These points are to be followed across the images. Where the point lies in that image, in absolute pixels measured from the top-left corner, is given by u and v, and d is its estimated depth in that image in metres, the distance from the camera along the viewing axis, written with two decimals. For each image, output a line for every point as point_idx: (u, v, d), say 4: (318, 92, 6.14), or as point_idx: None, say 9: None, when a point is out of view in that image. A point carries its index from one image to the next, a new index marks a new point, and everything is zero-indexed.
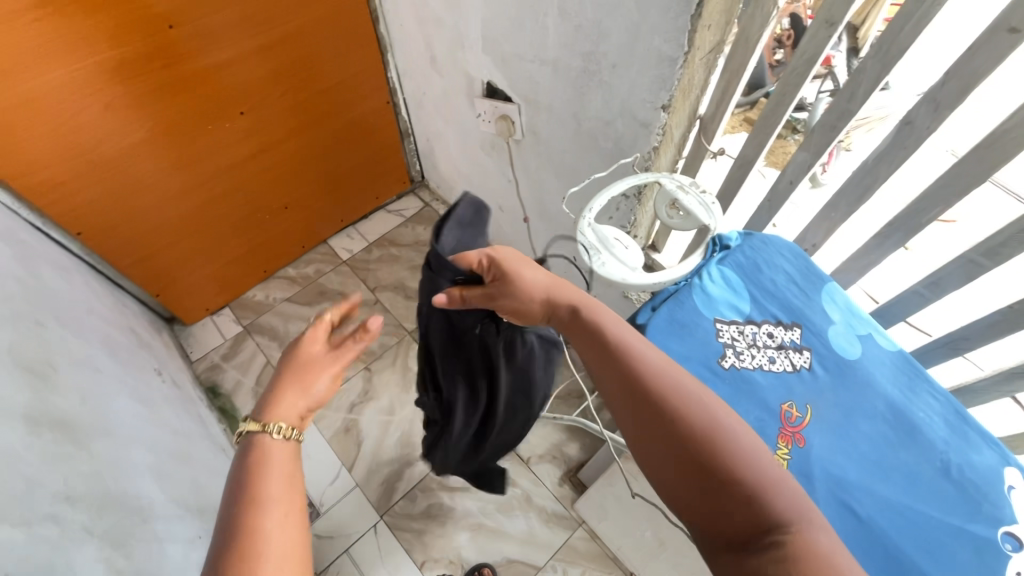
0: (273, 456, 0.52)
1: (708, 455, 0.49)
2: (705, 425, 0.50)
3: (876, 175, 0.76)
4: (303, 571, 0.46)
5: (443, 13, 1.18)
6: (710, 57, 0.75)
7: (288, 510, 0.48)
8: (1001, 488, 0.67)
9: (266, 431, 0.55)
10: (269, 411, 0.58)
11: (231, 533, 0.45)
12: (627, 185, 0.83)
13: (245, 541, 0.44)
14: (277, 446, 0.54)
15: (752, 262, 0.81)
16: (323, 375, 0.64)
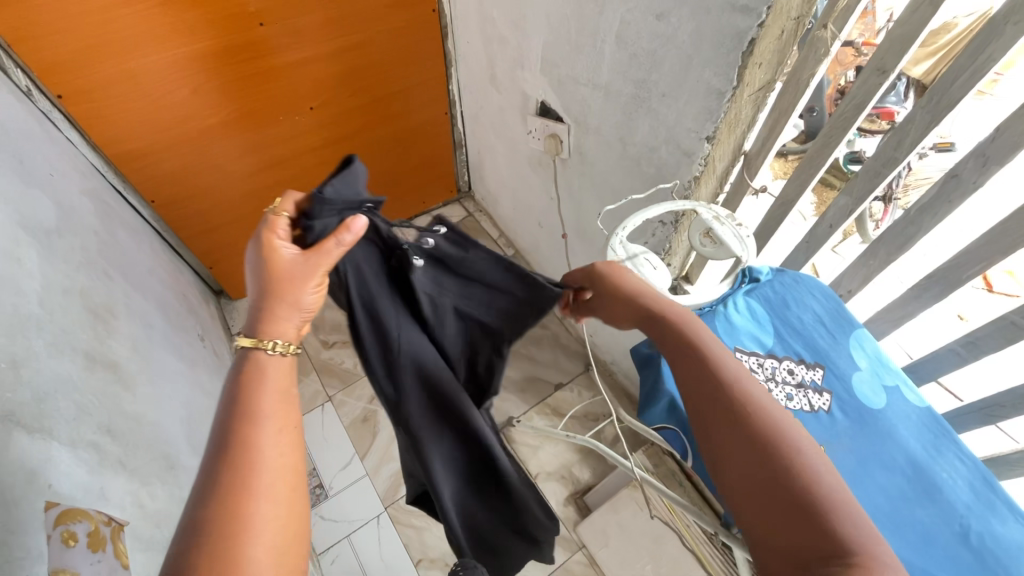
0: (266, 372, 0.55)
1: (775, 461, 0.46)
2: (774, 432, 0.48)
3: (918, 226, 0.76)
4: (295, 480, 0.49)
5: (508, 33, 1.25)
6: (759, 95, 0.77)
7: (281, 426, 0.51)
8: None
9: (261, 346, 0.56)
10: (265, 326, 0.57)
11: (229, 441, 0.48)
12: (664, 209, 0.85)
13: (240, 449, 0.47)
14: (272, 361, 0.55)
15: (781, 298, 0.81)
16: (308, 285, 0.59)
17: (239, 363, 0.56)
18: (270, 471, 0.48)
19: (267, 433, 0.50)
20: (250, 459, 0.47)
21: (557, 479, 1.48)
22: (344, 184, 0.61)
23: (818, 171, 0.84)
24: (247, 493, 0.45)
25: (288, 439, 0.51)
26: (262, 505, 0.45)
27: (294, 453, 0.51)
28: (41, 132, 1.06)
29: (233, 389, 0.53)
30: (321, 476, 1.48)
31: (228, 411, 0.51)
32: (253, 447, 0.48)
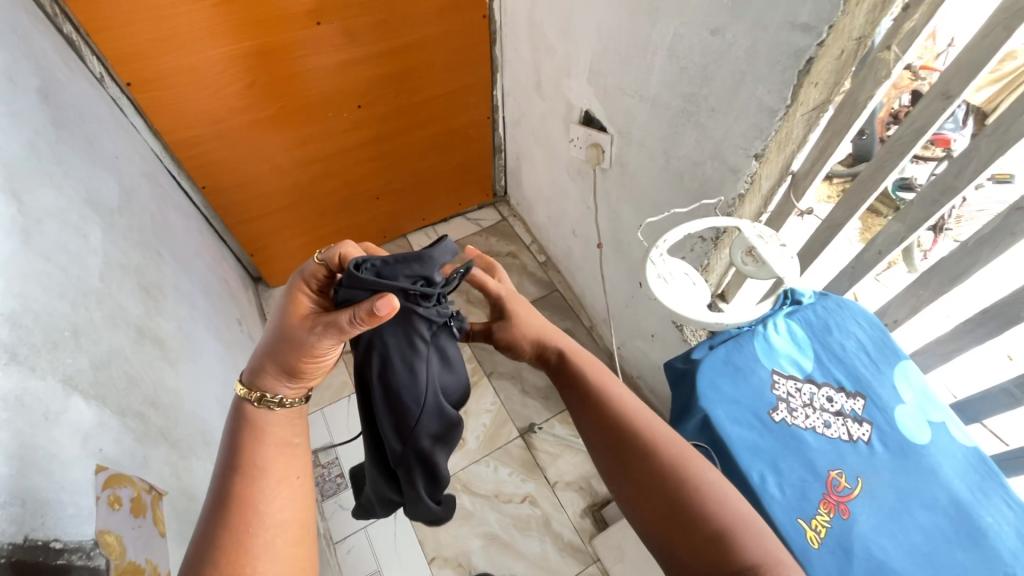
0: (260, 433, 0.61)
1: (672, 488, 0.59)
2: (676, 462, 0.61)
3: (976, 258, 0.73)
4: (303, 523, 0.58)
5: (557, 42, 1.26)
6: (812, 114, 0.76)
7: (278, 478, 0.58)
8: None
9: (249, 398, 0.62)
10: (260, 379, 0.62)
11: (230, 499, 0.55)
12: (706, 225, 0.84)
13: (239, 508, 0.54)
14: (266, 416, 0.62)
15: (823, 323, 0.79)
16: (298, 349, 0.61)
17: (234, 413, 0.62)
18: (273, 525, 0.55)
19: (268, 485, 0.57)
20: (249, 518, 0.54)
21: (576, 489, 1.47)
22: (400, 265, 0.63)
23: (871, 195, 0.82)
24: (255, 545, 0.53)
25: (293, 492, 0.59)
26: (270, 557, 0.54)
27: (297, 499, 0.59)
28: (109, 115, 1.12)
29: (231, 444, 0.59)
30: (342, 466, 1.51)
31: (229, 464, 0.58)
32: (256, 505, 0.55)
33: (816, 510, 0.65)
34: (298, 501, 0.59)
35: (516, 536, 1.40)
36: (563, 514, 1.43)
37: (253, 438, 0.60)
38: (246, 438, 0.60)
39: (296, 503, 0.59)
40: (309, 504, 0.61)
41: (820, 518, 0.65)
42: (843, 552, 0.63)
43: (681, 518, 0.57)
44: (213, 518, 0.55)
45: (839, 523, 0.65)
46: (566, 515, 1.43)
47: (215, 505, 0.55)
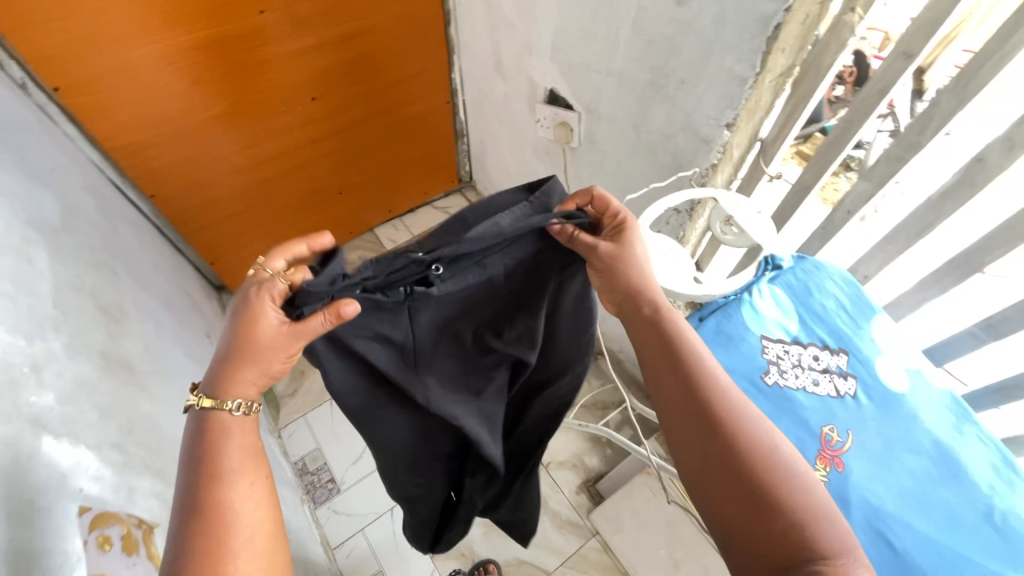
0: (228, 435, 0.55)
1: (750, 468, 0.51)
2: (759, 447, 0.53)
3: (940, 211, 0.76)
4: (273, 533, 0.53)
5: (516, 20, 1.23)
6: (780, 81, 0.78)
7: (252, 481, 0.53)
8: None
9: (222, 407, 0.55)
10: (224, 386, 0.56)
11: (197, 509, 0.50)
12: (685, 197, 0.84)
13: (209, 516, 0.49)
14: (235, 421, 0.56)
15: (803, 285, 0.81)
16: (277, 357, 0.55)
17: (195, 422, 0.55)
18: (246, 530, 0.50)
19: (238, 489, 0.52)
20: (220, 525, 0.49)
21: (569, 467, 1.49)
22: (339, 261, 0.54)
23: (838, 157, 0.84)
24: (224, 554, 0.48)
25: (265, 496, 0.54)
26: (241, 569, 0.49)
27: (267, 504, 0.54)
28: (38, 126, 1.03)
29: (194, 454, 0.53)
30: (332, 471, 1.48)
31: (197, 464, 0.53)
32: (228, 510, 0.50)
33: (813, 465, 0.68)
34: (270, 509, 0.54)
35: None
36: (559, 493, 1.45)
37: (218, 439, 0.54)
38: (212, 434, 0.54)
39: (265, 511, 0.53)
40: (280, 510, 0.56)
41: (818, 473, 0.68)
42: (840, 502, 0.67)
43: (752, 503, 0.50)
44: (172, 534, 0.49)
45: (836, 476, 0.68)
46: (562, 494, 1.45)
47: (181, 513, 0.50)
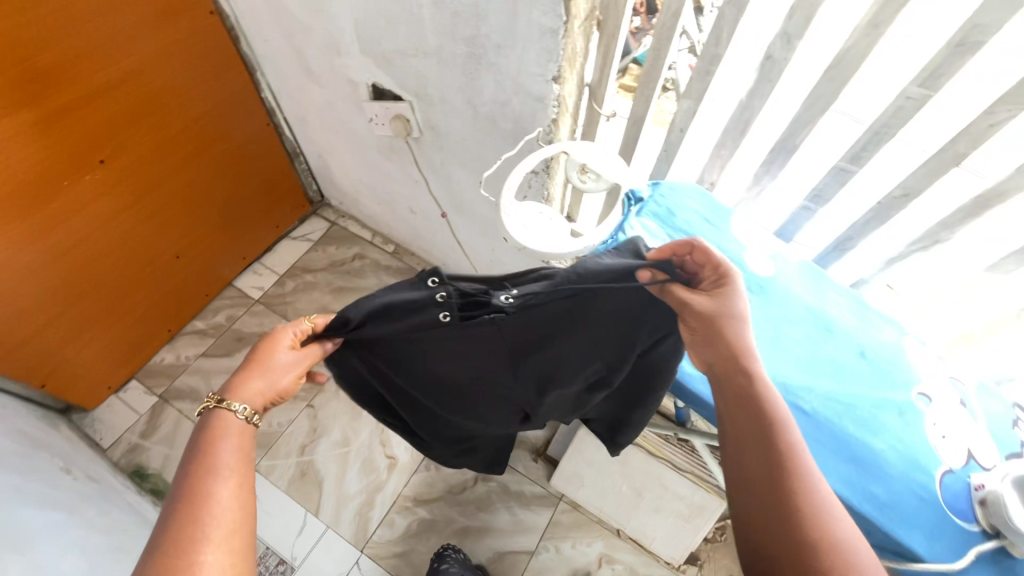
0: (223, 431, 0.55)
1: (800, 498, 0.52)
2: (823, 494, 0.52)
3: (752, 109, 0.84)
4: (244, 536, 0.50)
5: (310, 20, 1.12)
6: (586, 25, 0.81)
7: (239, 480, 0.52)
8: (906, 358, 0.78)
9: (228, 408, 0.56)
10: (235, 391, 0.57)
11: (182, 498, 0.49)
12: (538, 158, 0.83)
13: (190, 505, 0.49)
14: (234, 421, 0.55)
15: (665, 209, 0.86)
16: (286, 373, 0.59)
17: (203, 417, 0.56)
18: (217, 525, 0.49)
19: (222, 483, 0.51)
20: (197, 514, 0.48)
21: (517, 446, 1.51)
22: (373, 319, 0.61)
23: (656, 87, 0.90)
24: (190, 545, 0.47)
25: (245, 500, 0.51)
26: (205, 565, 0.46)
27: (247, 505, 0.51)
28: None
29: (195, 440, 0.54)
30: (278, 552, 1.34)
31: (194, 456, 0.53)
32: (210, 501, 0.49)
33: None
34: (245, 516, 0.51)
35: (484, 517, 1.40)
36: (517, 474, 1.46)
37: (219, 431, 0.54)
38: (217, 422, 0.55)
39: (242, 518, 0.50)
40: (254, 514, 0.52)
41: None
42: None
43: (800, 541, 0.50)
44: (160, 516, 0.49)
45: None
46: (520, 473, 1.46)
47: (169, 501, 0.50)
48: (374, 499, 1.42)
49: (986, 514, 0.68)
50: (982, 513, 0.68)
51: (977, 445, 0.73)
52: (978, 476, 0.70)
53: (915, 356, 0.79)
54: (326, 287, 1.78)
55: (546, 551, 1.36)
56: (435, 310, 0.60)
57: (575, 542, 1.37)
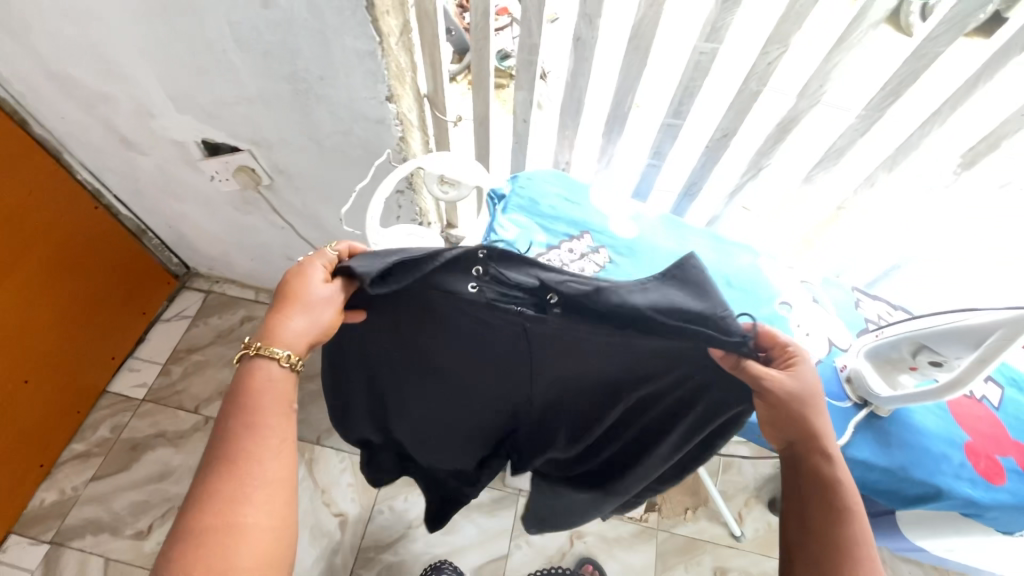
0: (264, 377, 0.53)
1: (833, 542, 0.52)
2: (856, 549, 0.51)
3: (579, 88, 0.89)
4: (290, 495, 0.50)
5: (107, 88, 1.01)
6: (405, 38, 0.83)
7: (281, 432, 0.51)
8: (763, 274, 0.89)
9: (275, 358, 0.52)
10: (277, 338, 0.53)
11: (225, 448, 0.49)
12: (396, 179, 0.82)
13: (235, 454, 0.49)
14: (276, 370, 0.53)
15: (528, 199, 0.89)
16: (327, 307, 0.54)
17: (241, 372, 0.53)
18: (263, 485, 0.49)
19: (264, 442, 0.50)
20: (239, 472, 0.48)
21: None
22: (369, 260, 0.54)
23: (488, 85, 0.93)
24: (224, 510, 0.47)
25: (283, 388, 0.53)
26: (252, 519, 0.47)
27: (289, 459, 0.51)
28: None
29: (230, 391, 0.53)
30: None
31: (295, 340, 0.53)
32: (251, 460, 0.49)
33: None
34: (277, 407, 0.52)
35: (451, 539, 1.38)
36: None
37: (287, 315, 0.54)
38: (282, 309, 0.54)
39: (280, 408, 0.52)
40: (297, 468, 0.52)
41: None
42: None
43: None
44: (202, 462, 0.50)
45: None
46: None
47: (210, 460, 0.49)
48: (334, 563, 1.34)
49: (852, 387, 0.79)
50: (849, 387, 0.80)
51: (832, 332, 0.87)
52: (840, 359, 0.82)
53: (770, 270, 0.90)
54: (219, 362, 1.63)
55: (519, 549, 1.37)
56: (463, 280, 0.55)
57: (544, 530, 1.39)
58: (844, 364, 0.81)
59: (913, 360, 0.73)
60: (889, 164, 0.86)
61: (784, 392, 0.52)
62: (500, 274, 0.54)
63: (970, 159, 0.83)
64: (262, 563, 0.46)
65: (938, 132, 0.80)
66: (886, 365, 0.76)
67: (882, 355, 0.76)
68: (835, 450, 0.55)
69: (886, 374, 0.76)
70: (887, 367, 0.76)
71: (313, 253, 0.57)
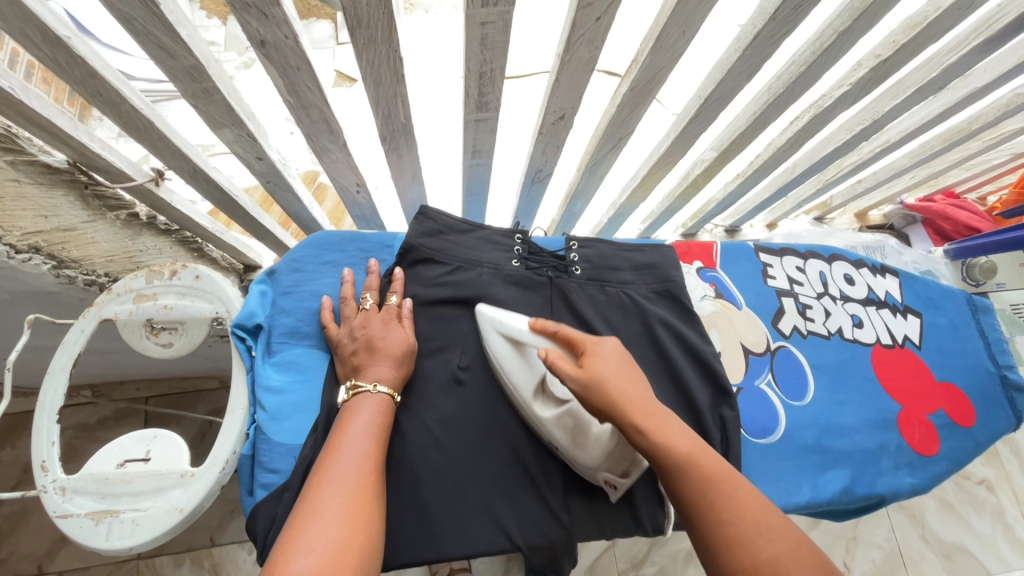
0: (365, 411, 0.47)
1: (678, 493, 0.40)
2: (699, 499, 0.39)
3: (315, 108, 0.54)
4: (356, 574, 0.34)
5: None
6: (11, 145, 0.51)
7: (353, 490, 0.39)
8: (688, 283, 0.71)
9: (364, 388, 0.49)
10: (377, 378, 0.50)
11: (319, 477, 0.40)
12: (64, 358, 0.51)
13: (303, 503, 0.38)
14: (371, 397, 0.48)
15: (305, 308, 0.58)
16: (383, 361, 0.51)
17: (364, 404, 0.48)
18: (334, 513, 0.37)
19: (330, 486, 0.39)
20: (317, 490, 0.39)
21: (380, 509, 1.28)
22: (304, 355, 0.56)
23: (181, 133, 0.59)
24: (301, 528, 0.36)
25: (341, 539, 0.36)
26: (327, 524, 0.36)
27: (353, 522, 0.37)
28: None
29: (353, 365, 0.52)
30: None
31: (340, 499, 0.38)
32: (333, 478, 0.40)
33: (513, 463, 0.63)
34: None
35: None
36: None
37: (288, 553, 0.34)
38: (285, 540, 0.35)
39: (358, 502, 0.39)
40: (369, 542, 0.37)
41: None
42: None
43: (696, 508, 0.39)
44: (319, 460, 0.42)
45: None
46: None
47: (323, 467, 0.41)
48: None
49: (586, 461, 0.54)
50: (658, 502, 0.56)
51: (743, 333, 0.70)
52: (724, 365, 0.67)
53: (690, 271, 0.73)
54: None
55: None
56: (509, 264, 0.65)
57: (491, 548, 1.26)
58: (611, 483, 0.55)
59: (567, 407, 0.53)
60: (779, 98, 0.63)
61: (613, 382, 0.45)
62: (539, 257, 0.67)
63: (878, 67, 0.61)
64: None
65: (842, 50, 0.57)
66: (578, 425, 0.53)
67: (562, 430, 0.53)
68: (643, 418, 0.43)
69: (586, 440, 0.53)
70: (579, 437, 0.53)
71: (350, 396, 0.49)
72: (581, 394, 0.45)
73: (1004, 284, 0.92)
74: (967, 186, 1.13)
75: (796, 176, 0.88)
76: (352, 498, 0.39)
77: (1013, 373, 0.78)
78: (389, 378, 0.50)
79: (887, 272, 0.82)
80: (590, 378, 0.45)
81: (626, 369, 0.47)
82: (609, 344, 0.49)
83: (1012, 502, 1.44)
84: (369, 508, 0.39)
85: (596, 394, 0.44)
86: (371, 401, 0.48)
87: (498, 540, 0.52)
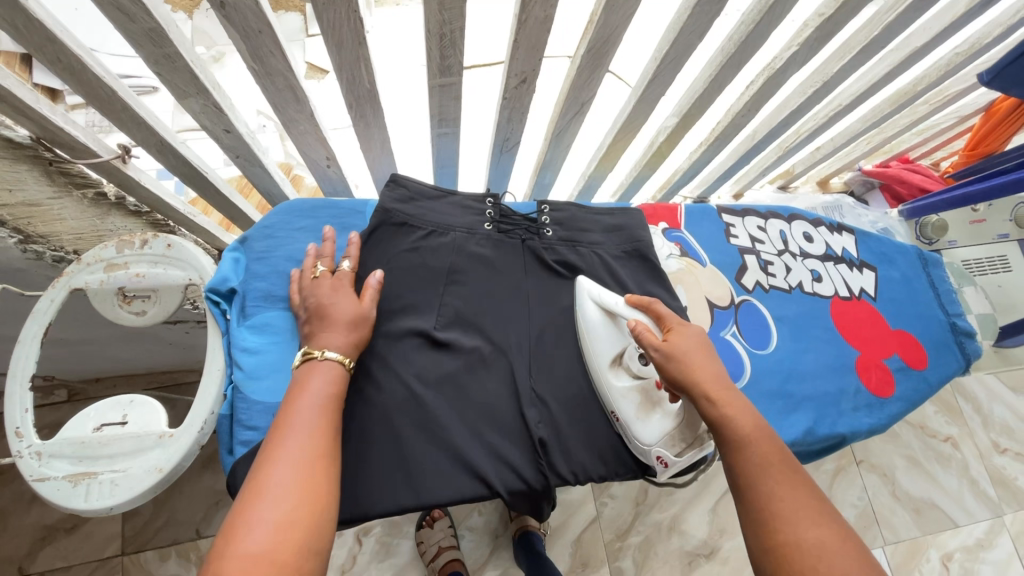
0: (321, 366, 0.48)
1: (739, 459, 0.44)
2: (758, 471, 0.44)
3: (280, 74, 0.55)
4: (315, 513, 0.37)
5: None
6: None
7: (309, 439, 0.42)
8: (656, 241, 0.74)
9: (314, 355, 0.49)
10: (327, 347, 0.50)
11: (277, 428, 0.42)
12: (35, 326, 0.51)
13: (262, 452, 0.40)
14: (323, 362, 0.48)
15: (278, 273, 0.59)
16: (335, 330, 0.51)
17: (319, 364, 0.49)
18: (291, 460, 0.39)
19: (288, 436, 0.41)
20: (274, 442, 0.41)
21: None
22: (273, 321, 0.57)
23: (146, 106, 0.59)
24: (260, 477, 0.38)
25: (299, 484, 0.38)
26: (284, 472, 0.38)
27: (310, 468, 0.40)
28: None
29: (311, 332, 0.52)
30: None
31: (298, 448, 0.41)
32: (290, 429, 0.42)
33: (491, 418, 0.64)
34: (287, 538, 0.35)
35: None
36: None
37: (250, 499, 0.36)
38: (247, 488, 0.37)
39: (315, 449, 0.41)
40: (327, 485, 0.40)
41: None
42: None
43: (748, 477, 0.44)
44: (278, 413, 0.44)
45: None
46: None
47: (280, 420, 0.43)
48: None
49: (642, 436, 0.57)
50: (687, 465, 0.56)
51: (708, 288, 0.73)
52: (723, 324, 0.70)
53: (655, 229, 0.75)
54: None
55: None
56: (481, 227, 0.67)
57: None
58: (659, 457, 0.57)
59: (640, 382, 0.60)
60: (732, 59, 0.65)
61: (692, 362, 0.50)
62: (511, 219, 0.68)
63: (824, 26, 0.64)
64: (309, 518, 0.37)
65: (787, 10, 0.60)
66: (647, 400, 0.59)
67: (631, 401, 0.58)
68: (715, 392, 0.47)
69: (652, 415, 0.58)
70: (646, 409, 0.59)
71: (302, 365, 0.49)
72: (662, 362, 0.51)
73: (956, 241, 0.95)
74: (921, 152, 1.19)
75: (756, 142, 0.91)
76: (309, 446, 0.41)
77: (962, 320, 0.83)
78: (341, 346, 0.50)
79: (844, 229, 0.86)
80: (673, 349, 0.51)
81: (703, 352, 0.52)
82: (694, 328, 0.54)
83: (974, 455, 1.51)
84: (326, 454, 0.42)
85: (674, 363, 0.50)
86: (321, 368, 0.48)
87: (476, 486, 0.54)
